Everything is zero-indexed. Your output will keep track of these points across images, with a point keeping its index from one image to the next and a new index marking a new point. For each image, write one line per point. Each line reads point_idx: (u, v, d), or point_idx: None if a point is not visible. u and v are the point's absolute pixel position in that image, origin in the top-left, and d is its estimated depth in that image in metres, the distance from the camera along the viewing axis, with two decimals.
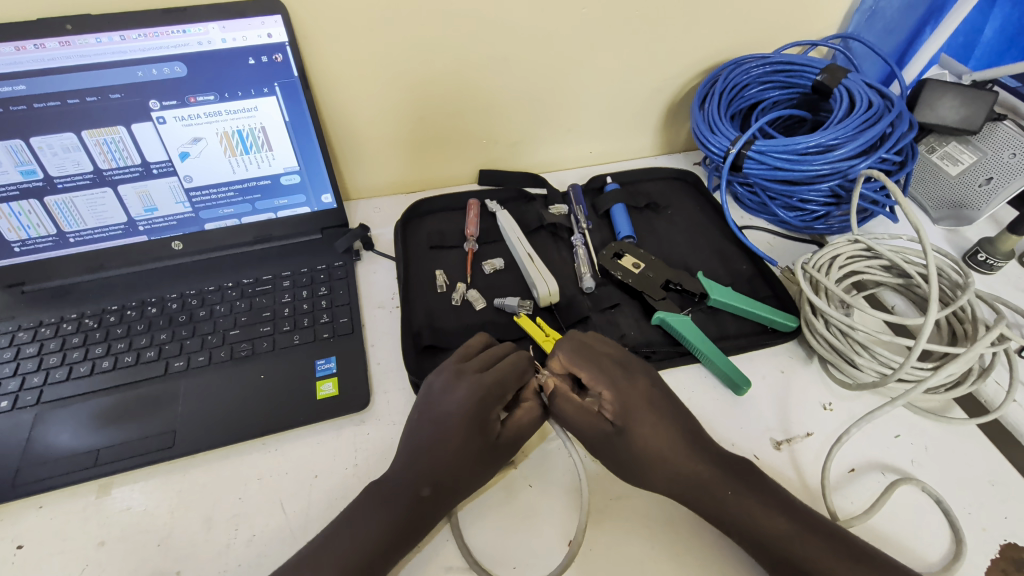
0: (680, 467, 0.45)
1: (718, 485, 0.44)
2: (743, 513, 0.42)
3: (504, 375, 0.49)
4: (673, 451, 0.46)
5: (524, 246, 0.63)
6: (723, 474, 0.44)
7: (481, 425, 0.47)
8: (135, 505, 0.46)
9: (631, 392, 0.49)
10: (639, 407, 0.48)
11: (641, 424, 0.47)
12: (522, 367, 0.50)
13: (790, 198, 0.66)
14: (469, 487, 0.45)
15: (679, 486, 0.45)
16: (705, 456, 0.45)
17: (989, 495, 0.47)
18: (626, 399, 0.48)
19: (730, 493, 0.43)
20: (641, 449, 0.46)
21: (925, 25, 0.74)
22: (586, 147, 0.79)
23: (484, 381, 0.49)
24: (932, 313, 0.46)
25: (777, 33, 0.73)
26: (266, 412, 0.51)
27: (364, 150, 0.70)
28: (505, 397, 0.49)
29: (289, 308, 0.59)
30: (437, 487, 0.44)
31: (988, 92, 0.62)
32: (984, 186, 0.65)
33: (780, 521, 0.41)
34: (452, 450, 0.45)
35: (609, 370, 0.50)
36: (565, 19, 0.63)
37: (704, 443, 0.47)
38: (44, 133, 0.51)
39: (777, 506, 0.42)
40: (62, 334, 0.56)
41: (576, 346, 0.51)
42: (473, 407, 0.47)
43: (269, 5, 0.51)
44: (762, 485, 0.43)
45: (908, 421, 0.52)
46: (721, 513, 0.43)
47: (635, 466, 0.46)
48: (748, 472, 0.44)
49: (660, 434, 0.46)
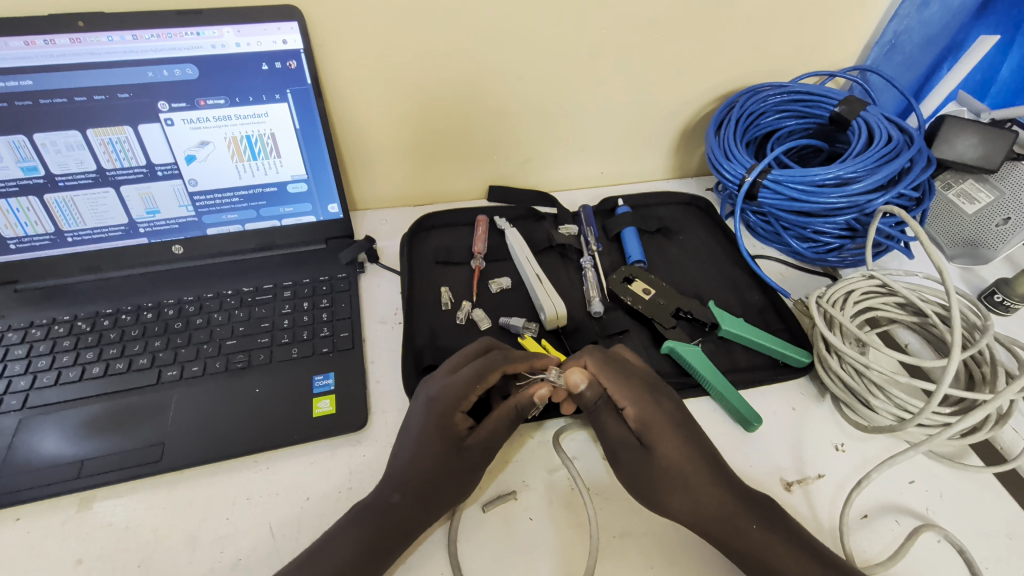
0: (701, 495, 0.43)
1: (743, 519, 0.42)
2: (762, 549, 0.41)
3: (464, 378, 0.48)
4: (696, 477, 0.44)
5: (533, 267, 0.62)
6: (748, 508, 0.42)
7: (443, 427, 0.46)
8: (117, 520, 0.44)
9: (655, 411, 0.47)
10: (662, 426, 0.46)
11: (665, 441, 0.46)
12: (483, 370, 0.49)
13: (804, 229, 0.65)
14: (438, 499, 0.43)
15: (701, 515, 0.43)
16: (731, 486, 0.44)
17: (1006, 550, 0.45)
18: (650, 414, 0.47)
19: (756, 528, 0.41)
20: (665, 468, 0.45)
21: (942, 61, 0.73)
22: (598, 167, 0.78)
23: (446, 384, 0.49)
24: (955, 356, 0.45)
25: (797, 63, 0.72)
26: (258, 428, 0.49)
27: (373, 161, 0.69)
28: (466, 400, 0.48)
29: (288, 320, 0.57)
30: (406, 493, 0.43)
31: (1009, 131, 0.61)
32: (1000, 226, 0.63)
33: (798, 559, 0.40)
34: (415, 454, 0.45)
35: (634, 386, 0.48)
36: (583, 38, 0.62)
37: (729, 474, 0.45)
38: (49, 129, 0.50)
39: (799, 545, 0.41)
40: (53, 336, 0.54)
41: (604, 358, 0.51)
42: (434, 409, 0.47)
43: (285, 12, 0.50)
44: (785, 523, 0.42)
45: (924, 466, 0.50)
46: (744, 548, 0.41)
47: (656, 489, 0.44)
48: (772, 510, 0.43)
49: (685, 458, 0.45)
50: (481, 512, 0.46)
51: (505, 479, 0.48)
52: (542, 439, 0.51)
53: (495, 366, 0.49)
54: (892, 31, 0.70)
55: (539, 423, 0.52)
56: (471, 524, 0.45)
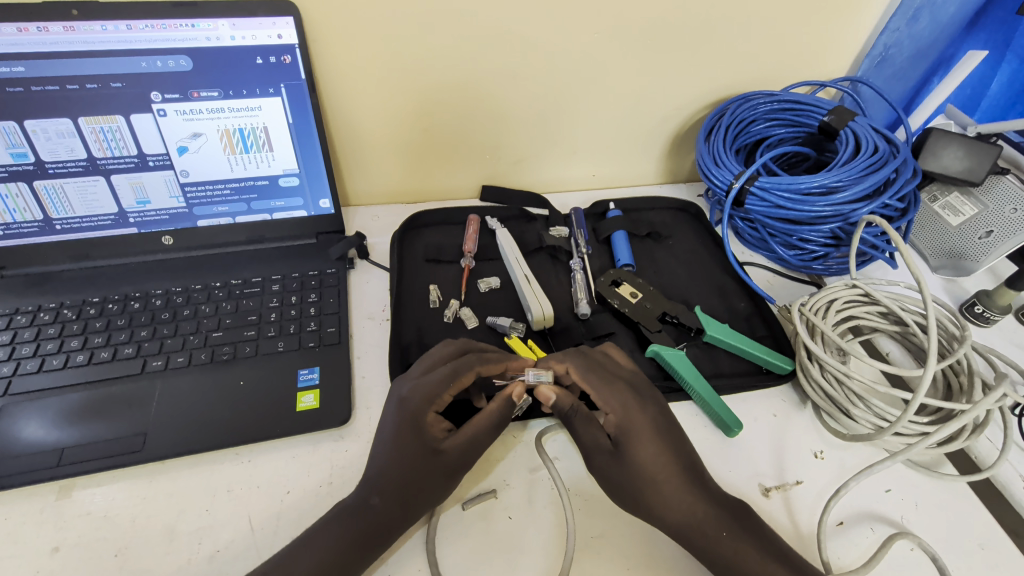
0: (675, 501, 0.44)
1: (714, 525, 0.43)
2: (732, 555, 0.41)
3: (439, 376, 0.49)
4: (670, 482, 0.45)
5: (522, 267, 0.62)
6: (720, 514, 0.43)
7: (417, 427, 0.47)
8: (96, 509, 0.44)
9: (635, 415, 0.48)
10: (640, 430, 0.47)
11: (641, 445, 0.46)
12: (456, 368, 0.49)
13: (790, 236, 0.65)
14: (417, 501, 0.43)
15: (672, 518, 0.43)
16: (705, 492, 0.44)
17: (979, 560, 0.45)
18: (629, 418, 0.48)
19: (726, 534, 0.42)
20: (642, 473, 0.45)
21: (932, 74, 0.75)
22: (590, 170, 0.79)
23: (419, 383, 0.49)
24: (931, 366, 0.45)
25: (789, 73, 0.73)
26: (240, 421, 0.49)
27: (366, 157, 0.69)
28: (439, 398, 0.48)
29: (275, 313, 0.57)
30: (386, 495, 0.43)
31: (993, 146, 0.62)
32: (983, 238, 0.64)
33: (767, 564, 0.40)
34: (391, 455, 0.46)
35: (616, 390, 0.49)
36: (578, 41, 0.63)
37: (705, 479, 0.45)
38: (40, 117, 0.49)
39: (769, 551, 0.41)
40: (38, 324, 0.54)
41: (588, 361, 0.51)
42: (407, 409, 0.47)
43: (282, 7, 0.51)
44: (756, 529, 0.42)
45: (901, 476, 0.50)
46: (713, 553, 0.42)
47: (632, 492, 0.45)
48: (745, 515, 0.43)
49: (661, 463, 0.45)
50: (460, 510, 0.46)
51: (485, 477, 0.49)
52: (524, 439, 0.51)
53: (469, 365, 0.49)
54: (883, 44, 0.70)
55: (523, 423, 0.52)
56: (450, 523, 0.45)
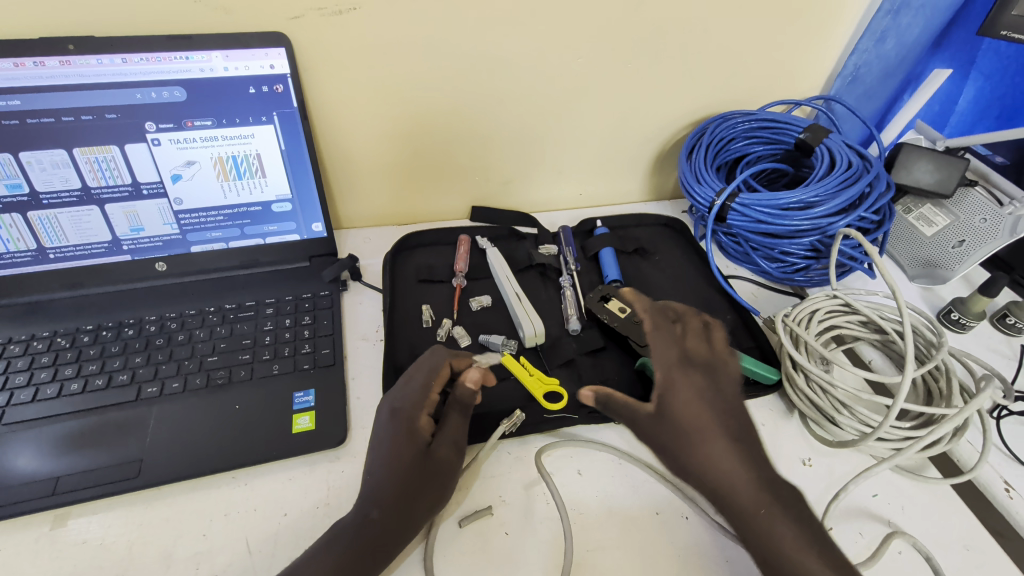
0: (714, 471, 0.42)
1: (753, 501, 0.40)
2: (765, 535, 0.39)
3: (418, 376, 0.50)
4: (713, 452, 0.43)
5: (513, 285, 0.64)
6: (761, 490, 0.41)
7: (412, 435, 0.47)
8: (92, 538, 0.44)
9: (682, 377, 0.47)
10: (685, 394, 0.45)
11: (687, 406, 0.45)
12: (433, 364, 0.51)
13: (772, 250, 0.67)
14: (417, 515, 0.44)
15: (709, 486, 0.42)
16: (751, 466, 0.42)
17: (964, 561, 0.46)
18: (677, 377, 0.46)
19: (763, 513, 0.40)
20: (683, 437, 0.44)
21: (902, 92, 0.79)
22: (577, 189, 0.81)
23: (406, 391, 0.50)
24: (909, 372, 0.47)
25: (765, 93, 0.76)
26: (235, 446, 0.49)
27: (357, 180, 0.71)
28: (427, 398, 0.49)
29: (270, 337, 0.58)
30: (385, 508, 0.44)
31: (960, 160, 0.64)
32: (956, 248, 0.66)
33: (801, 544, 0.39)
34: (388, 470, 0.46)
35: (669, 347, 0.49)
36: (560, 66, 0.65)
37: (756, 452, 0.43)
38: (35, 148, 0.50)
39: (806, 532, 0.39)
40: (32, 352, 0.54)
41: (654, 312, 0.52)
42: (401, 420, 0.48)
43: (273, 38, 0.52)
44: (797, 511, 0.40)
45: (887, 481, 0.51)
46: (747, 528, 0.40)
47: (670, 455, 0.44)
48: (790, 497, 0.41)
49: (705, 430, 0.43)
50: (457, 527, 0.47)
51: (479, 495, 0.49)
52: (518, 455, 0.52)
53: (444, 359, 0.51)
54: (852, 64, 0.73)
55: (518, 439, 0.53)
56: (447, 540, 0.46)
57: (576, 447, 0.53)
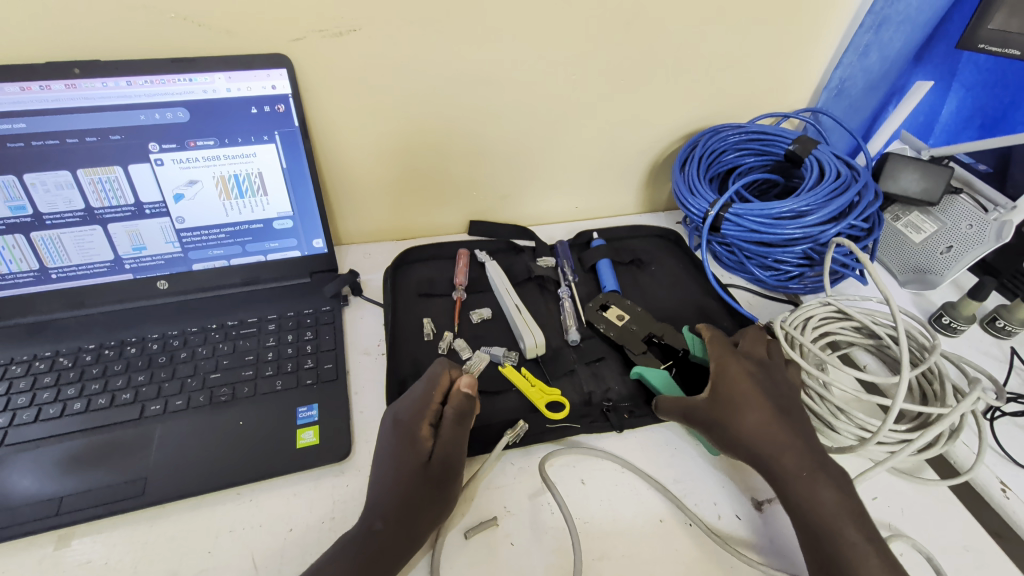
0: (761, 437, 0.47)
1: (798, 466, 0.45)
2: (807, 494, 0.44)
3: (420, 387, 0.51)
4: (763, 422, 0.48)
5: (512, 297, 0.65)
6: (804, 456, 0.46)
7: (412, 445, 0.48)
8: (96, 558, 0.44)
9: (735, 363, 0.52)
10: (737, 377, 0.51)
11: (740, 386, 0.51)
12: (434, 373, 0.52)
13: (766, 258, 0.69)
14: (419, 526, 0.44)
15: (756, 452, 0.47)
16: (797, 439, 0.47)
17: (965, 561, 0.47)
18: (730, 365, 0.52)
19: (805, 475, 0.45)
20: (733, 410, 0.49)
21: (887, 103, 0.81)
22: (573, 202, 0.82)
23: (407, 403, 0.51)
24: (904, 375, 0.48)
25: (754, 107, 0.78)
26: (239, 462, 0.49)
27: (357, 197, 0.72)
28: (428, 408, 0.50)
29: (273, 352, 0.58)
30: (387, 520, 0.44)
31: (945, 168, 0.66)
32: (944, 253, 0.68)
33: (839, 505, 0.43)
34: (390, 481, 0.46)
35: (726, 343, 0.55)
36: (554, 83, 0.67)
37: (803, 428, 0.48)
38: (40, 170, 0.51)
39: (845, 496, 0.43)
40: (34, 373, 0.54)
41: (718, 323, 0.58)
42: (403, 430, 0.49)
43: (275, 60, 0.54)
44: (839, 479, 0.44)
45: (886, 484, 0.52)
46: (788, 488, 0.45)
47: (719, 426, 0.49)
48: (834, 468, 0.45)
49: (755, 404, 0.49)
50: (463, 539, 0.47)
51: (484, 507, 0.49)
52: (522, 465, 0.52)
53: (444, 369, 0.52)
54: (838, 77, 0.75)
55: (521, 450, 0.53)
56: (453, 551, 0.46)
57: (577, 457, 0.53)
